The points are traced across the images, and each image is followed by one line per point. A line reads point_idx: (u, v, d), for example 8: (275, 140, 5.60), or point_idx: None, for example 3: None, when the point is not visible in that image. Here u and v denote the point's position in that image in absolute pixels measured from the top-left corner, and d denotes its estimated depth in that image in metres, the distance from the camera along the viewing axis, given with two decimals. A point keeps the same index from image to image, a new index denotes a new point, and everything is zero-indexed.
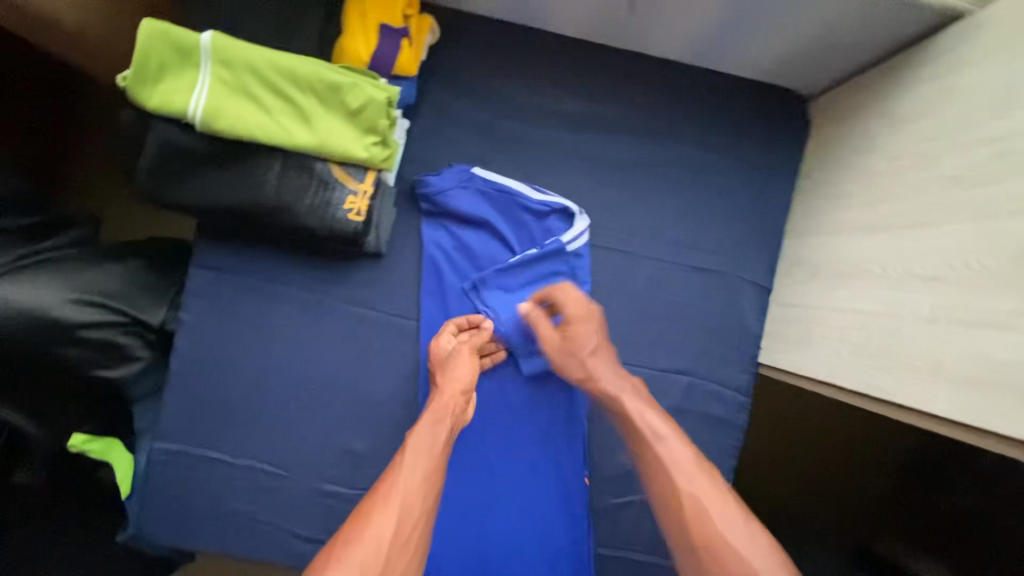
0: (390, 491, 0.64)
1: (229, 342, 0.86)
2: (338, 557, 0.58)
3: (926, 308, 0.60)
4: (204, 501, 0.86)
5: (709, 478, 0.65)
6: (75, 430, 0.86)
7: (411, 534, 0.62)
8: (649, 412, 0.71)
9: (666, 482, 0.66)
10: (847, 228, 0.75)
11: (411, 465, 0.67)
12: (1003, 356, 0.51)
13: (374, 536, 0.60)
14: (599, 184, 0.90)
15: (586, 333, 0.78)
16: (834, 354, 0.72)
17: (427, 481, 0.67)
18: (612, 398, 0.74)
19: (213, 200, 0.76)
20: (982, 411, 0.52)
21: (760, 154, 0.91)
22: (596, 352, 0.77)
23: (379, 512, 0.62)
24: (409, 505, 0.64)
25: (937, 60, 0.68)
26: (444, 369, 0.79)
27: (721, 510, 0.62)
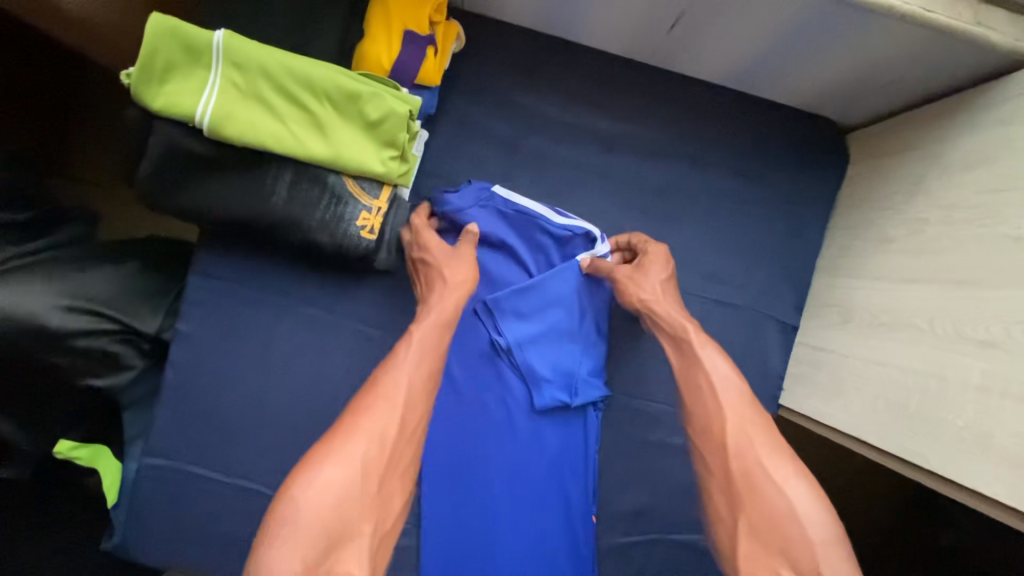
0: (392, 383, 0.62)
1: (228, 355, 0.82)
2: (324, 459, 0.55)
3: (976, 375, 0.56)
4: (194, 521, 0.82)
5: (750, 407, 0.62)
6: (64, 437, 0.81)
7: (410, 434, 0.61)
8: (710, 349, 0.67)
9: (712, 410, 0.63)
10: (888, 274, 0.71)
11: (415, 360, 0.66)
12: None
13: (378, 423, 0.59)
14: (625, 209, 0.86)
15: (662, 266, 0.77)
16: (868, 408, 0.68)
17: (426, 379, 0.65)
18: (677, 320, 0.72)
19: (218, 210, 0.71)
20: None
21: (794, 187, 0.86)
22: (666, 282, 0.77)
23: (382, 401, 0.61)
24: (412, 404, 0.62)
25: (999, 106, 0.63)
26: (446, 267, 0.74)
27: (762, 440, 0.59)
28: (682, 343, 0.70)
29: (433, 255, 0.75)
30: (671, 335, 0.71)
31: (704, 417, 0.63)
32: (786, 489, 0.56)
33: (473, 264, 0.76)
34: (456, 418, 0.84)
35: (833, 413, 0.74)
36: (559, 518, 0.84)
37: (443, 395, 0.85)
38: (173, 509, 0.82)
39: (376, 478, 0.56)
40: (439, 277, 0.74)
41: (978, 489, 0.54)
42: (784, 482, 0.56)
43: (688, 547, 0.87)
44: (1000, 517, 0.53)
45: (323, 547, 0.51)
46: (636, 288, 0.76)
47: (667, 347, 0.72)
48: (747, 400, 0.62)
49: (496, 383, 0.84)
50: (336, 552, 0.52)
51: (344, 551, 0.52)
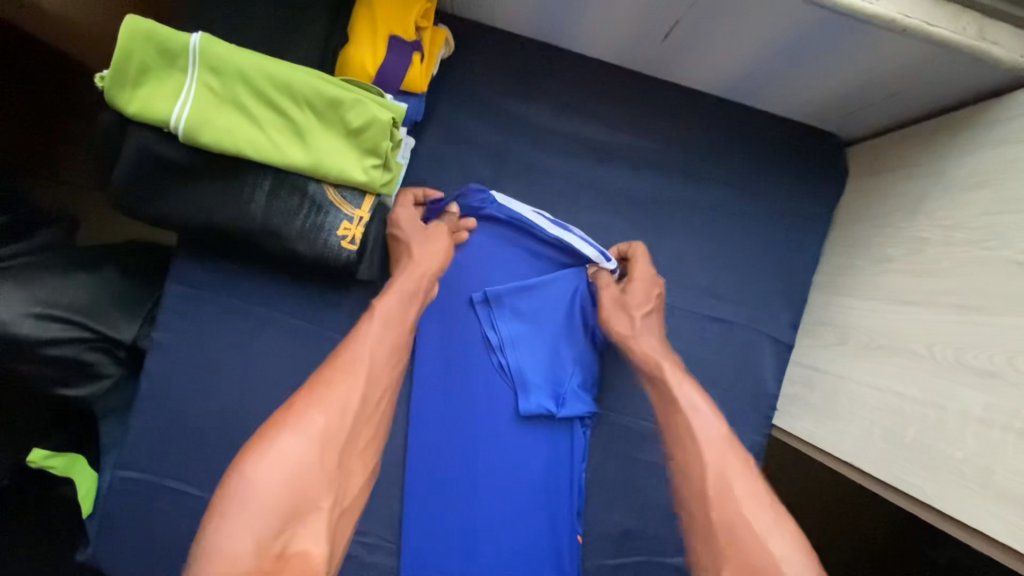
0: (352, 355, 0.59)
1: (204, 365, 0.79)
2: (281, 426, 0.52)
3: (977, 407, 0.54)
4: (165, 537, 0.79)
5: (732, 448, 0.58)
6: (36, 445, 0.81)
7: (370, 406, 0.58)
8: (688, 389, 0.63)
9: (692, 453, 0.58)
10: (886, 295, 0.69)
11: (378, 332, 0.62)
12: None
13: (338, 394, 0.55)
14: (616, 221, 0.83)
15: (646, 296, 0.76)
16: (864, 434, 0.66)
17: (388, 347, 0.62)
18: (656, 354, 0.70)
19: (194, 217, 0.69)
20: None
21: (790, 202, 0.84)
22: (648, 314, 0.75)
23: (345, 372, 0.57)
24: (377, 374, 0.59)
25: (1005, 123, 0.61)
26: (417, 243, 0.72)
27: (746, 486, 0.55)
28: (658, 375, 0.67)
29: (407, 232, 0.73)
30: (647, 366, 0.70)
31: (685, 455, 0.59)
32: (770, 542, 0.51)
33: (446, 246, 0.74)
34: (445, 427, 0.82)
35: (827, 436, 0.72)
36: (543, 536, 0.82)
37: (431, 401, 0.83)
38: (145, 523, 0.79)
39: (336, 450, 0.53)
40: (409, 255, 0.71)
41: (975, 524, 0.51)
42: (767, 533, 0.52)
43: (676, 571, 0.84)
44: (990, 551, 0.50)
45: (279, 521, 0.47)
46: (616, 322, 0.75)
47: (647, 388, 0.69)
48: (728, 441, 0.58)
49: (486, 393, 0.81)
50: (293, 531, 0.48)
51: (302, 526, 0.48)
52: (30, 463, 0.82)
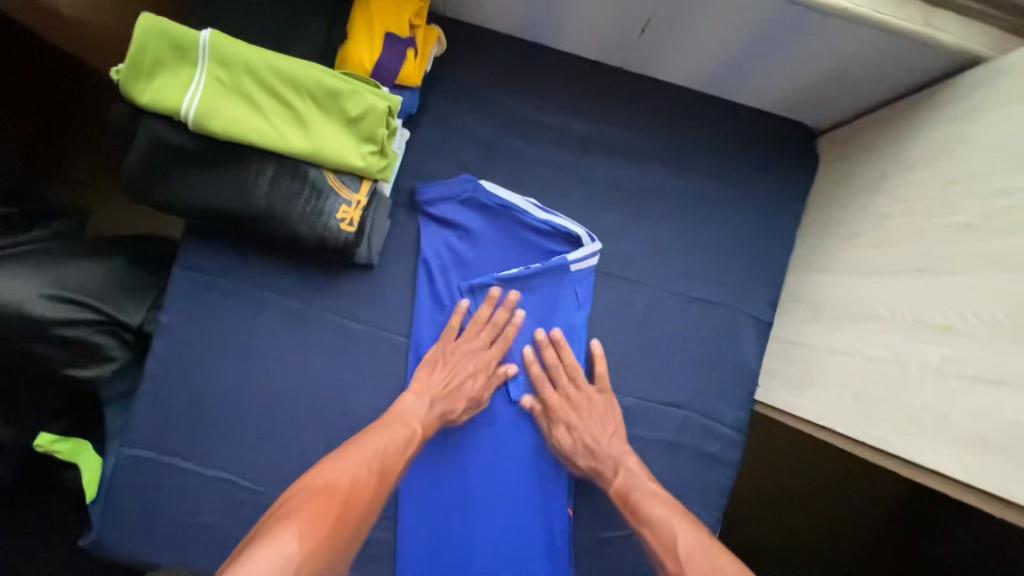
0: (370, 451, 0.71)
1: (208, 346, 0.83)
2: (295, 503, 0.61)
3: (933, 358, 0.57)
4: (169, 514, 0.81)
5: (686, 520, 0.71)
6: (42, 429, 0.84)
7: (375, 496, 0.68)
8: (650, 490, 0.76)
9: (663, 548, 0.68)
10: (854, 268, 0.73)
11: (392, 434, 0.75)
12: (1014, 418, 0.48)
13: (354, 485, 0.66)
14: (602, 207, 0.88)
15: (566, 409, 0.83)
16: (835, 398, 0.70)
17: (400, 450, 0.74)
18: (621, 467, 0.80)
19: (199, 201, 0.73)
20: (994, 477, 0.49)
21: (766, 187, 0.89)
22: (603, 421, 0.83)
23: (356, 460, 0.69)
24: (387, 464, 0.71)
25: (954, 103, 0.66)
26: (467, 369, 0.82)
27: (696, 543, 0.67)
28: (625, 481, 0.78)
29: (468, 363, 0.82)
30: (611, 482, 0.79)
31: (661, 550, 0.68)
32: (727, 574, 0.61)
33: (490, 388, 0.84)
34: None
35: (803, 404, 0.75)
36: (534, 510, 0.85)
37: None
38: (151, 502, 0.81)
39: (346, 528, 0.62)
40: (466, 382, 0.82)
41: (931, 466, 0.55)
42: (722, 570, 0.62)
43: None
44: (944, 489, 0.54)
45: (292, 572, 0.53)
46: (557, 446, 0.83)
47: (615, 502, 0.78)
48: (679, 512, 0.72)
49: None
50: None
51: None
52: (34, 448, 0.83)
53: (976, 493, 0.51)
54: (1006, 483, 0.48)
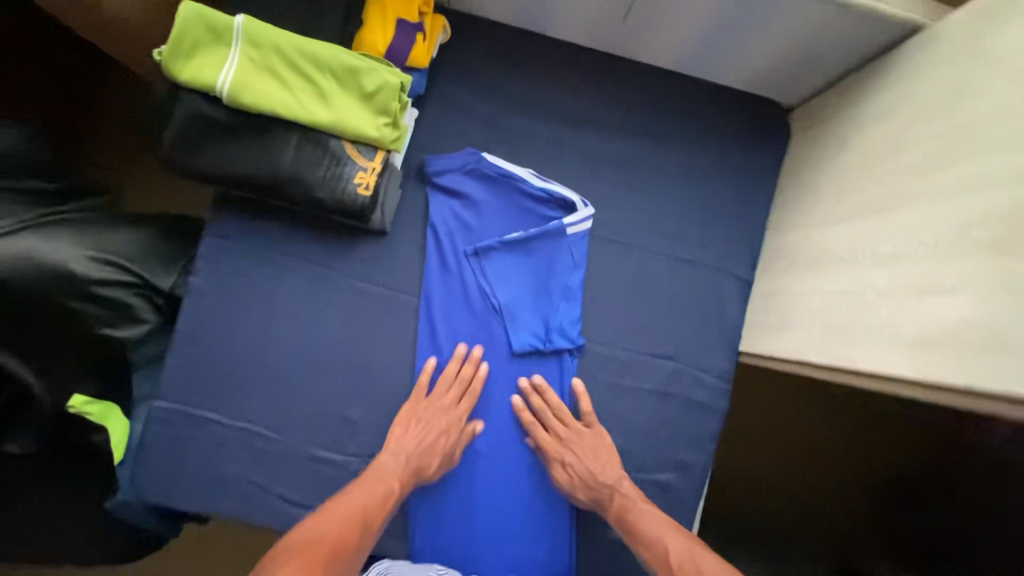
0: (352, 507, 0.77)
1: (233, 305, 0.89)
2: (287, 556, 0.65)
3: (886, 282, 0.65)
4: (198, 462, 0.87)
5: (676, 531, 0.79)
6: (75, 390, 0.90)
7: (357, 549, 0.72)
8: (643, 508, 0.84)
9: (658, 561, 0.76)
10: (822, 220, 0.81)
11: (371, 491, 0.81)
12: (954, 317, 0.55)
13: (340, 533, 0.72)
14: (595, 176, 0.96)
15: (559, 449, 0.90)
16: (807, 334, 0.77)
17: (378, 503, 0.80)
18: (617, 494, 0.87)
19: (230, 169, 0.81)
20: (936, 368, 0.56)
21: (744, 157, 0.97)
22: (592, 456, 0.89)
23: (338, 517, 0.74)
24: (367, 520, 0.76)
25: (899, 68, 0.75)
26: (436, 427, 0.87)
27: (688, 551, 0.75)
28: (621, 506, 0.85)
29: (438, 420, 0.88)
30: (609, 508, 0.86)
31: (656, 563, 0.76)
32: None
33: (461, 444, 0.90)
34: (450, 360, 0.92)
35: (781, 344, 0.83)
36: (534, 452, 0.93)
37: (431, 342, 0.92)
38: (179, 451, 0.87)
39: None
40: (439, 439, 0.87)
41: (886, 371, 0.62)
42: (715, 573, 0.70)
43: (661, 487, 0.93)
44: (898, 390, 0.60)
45: None
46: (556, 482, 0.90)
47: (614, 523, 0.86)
48: (670, 524, 0.80)
49: (484, 331, 0.93)
50: None
51: None
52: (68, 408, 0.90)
53: (917, 386, 0.58)
54: (944, 369, 0.55)
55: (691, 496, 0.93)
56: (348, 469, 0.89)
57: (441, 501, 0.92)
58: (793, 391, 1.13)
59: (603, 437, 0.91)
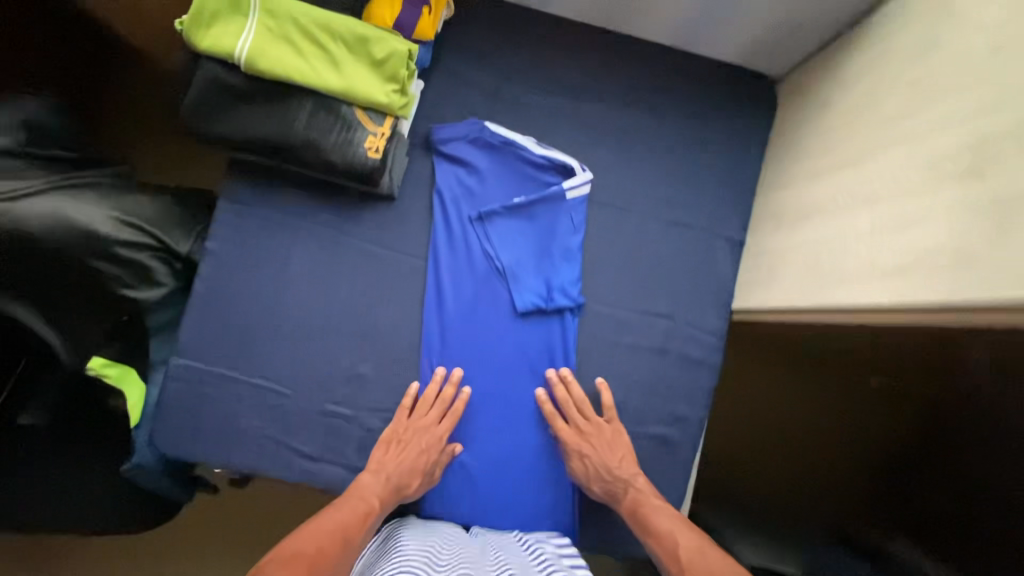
0: (335, 522, 0.76)
1: (249, 267, 0.93)
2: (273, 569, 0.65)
3: (866, 223, 0.69)
4: (215, 416, 0.91)
5: (686, 526, 0.83)
6: (96, 353, 0.93)
7: (344, 559, 0.72)
8: (655, 504, 0.87)
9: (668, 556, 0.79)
10: (808, 177, 0.86)
11: (357, 506, 0.81)
12: (926, 245, 0.59)
13: (327, 543, 0.72)
14: (594, 143, 0.99)
15: (578, 440, 0.93)
16: (795, 281, 0.82)
17: (365, 518, 0.80)
18: (631, 488, 0.90)
19: (247, 134, 0.85)
20: (906, 290, 0.60)
21: (736, 125, 1.01)
22: (608, 453, 0.92)
23: (324, 530, 0.74)
24: (352, 533, 0.76)
25: (877, 32, 0.80)
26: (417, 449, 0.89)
27: (696, 546, 0.78)
28: (634, 500, 0.88)
29: (418, 441, 0.90)
30: (624, 501, 0.90)
31: (667, 557, 0.79)
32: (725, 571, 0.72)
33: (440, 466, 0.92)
34: (457, 320, 0.96)
35: (771, 295, 0.87)
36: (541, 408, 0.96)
37: (438, 303, 0.95)
38: (195, 408, 0.90)
39: None
40: (418, 458, 0.89)
41: (864, 302, 0.66)
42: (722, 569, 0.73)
43: (658, 439, 0.97)
44: (879, 318, 0.65)
45: None
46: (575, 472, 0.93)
47: (626, 516, 0.89)
48: (681, 520, 0.84)
49: (488, 292, 0.97)
50: None
51: None
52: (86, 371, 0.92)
53: (891, 311, 0.63)
54: (915, 291, 0.59)
55: (687, 448, 0.98)
56: (359, 422, 0.93)
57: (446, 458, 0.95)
58: (797, 371, 1.20)
59: (622, 434, 0.94)
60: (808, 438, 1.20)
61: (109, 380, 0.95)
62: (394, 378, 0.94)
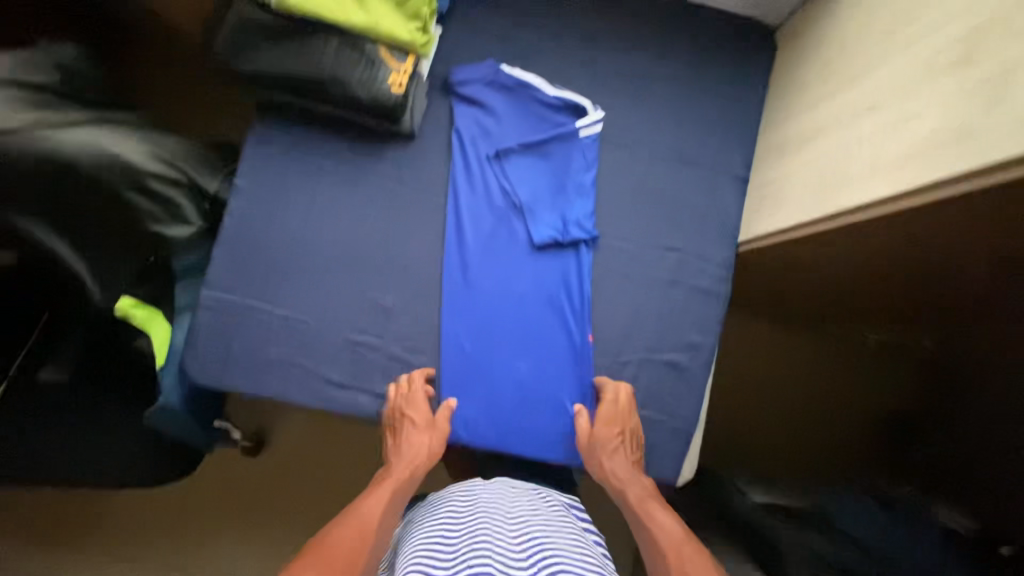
0: (356, 516, 0.79)
1: (276, 203, 0.97)
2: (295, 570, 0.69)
3: (867, 131, 0.75)
4: (247, 344, 0.94)
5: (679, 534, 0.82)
6: (125, 294, 0.99)
7: (368, 546, 0.75)
8: (655, 505, 0.87)
9: (659, 551, 0.78)
10: (809, 106, 0.91)
11: (377, 499, 0.83)
12: (928, 133, 0.65)
13: (349, 542, 0.74)
14: (603, 86, 1.04)
15: (612, 429, 0.93)
16: (800, 200, 0.87)
17: (386, 510, 0.82)
18: (636, 484, 0.91)
19: (279, 70, 0.90)
20: (910, 177, 0.66)
21: (739, 67, 1.06)
22: (619, 445, 0.93)
23: (346, 525, 0.77)
24: (375, 521, 0.79)
25: None
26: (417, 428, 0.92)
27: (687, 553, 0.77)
28: (634, 496, 0.89)
29: (417, 421, 0.92)
30: (625, 491, 0.90)
31: (655, 550, 0.79)
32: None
33: (444, 433, 0.94)
34: (478, 253, 0.99)
35: (778, 218, 0.92)
36: (561, 337, 1.00)
37: (459, 237, 0.99)
38: (227, 337, 0.94)
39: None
40: (419, 436, 0.92)
41: (872, 198, 0.72)
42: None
43: (671, 366, 1.01)
44: (884, 210, 0.70)
45: None
46: (591, 454, 0.93)
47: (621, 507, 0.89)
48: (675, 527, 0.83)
49: (506, 227, 1.01)
50: None
51: None
52: (116, 311, 0.98)
53: (895, 200, 0.69)
54: (914, 179, 0.65)
55: (698, 373, 1.01)
56: (386, 351, 0.96)
57: (468, 387, 0.97)
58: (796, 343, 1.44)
59: (638, 434, 0.97)
60: (805, 403, 1.43)
61: (136, 321, 1.00)
62: (419, 309, 0.98)
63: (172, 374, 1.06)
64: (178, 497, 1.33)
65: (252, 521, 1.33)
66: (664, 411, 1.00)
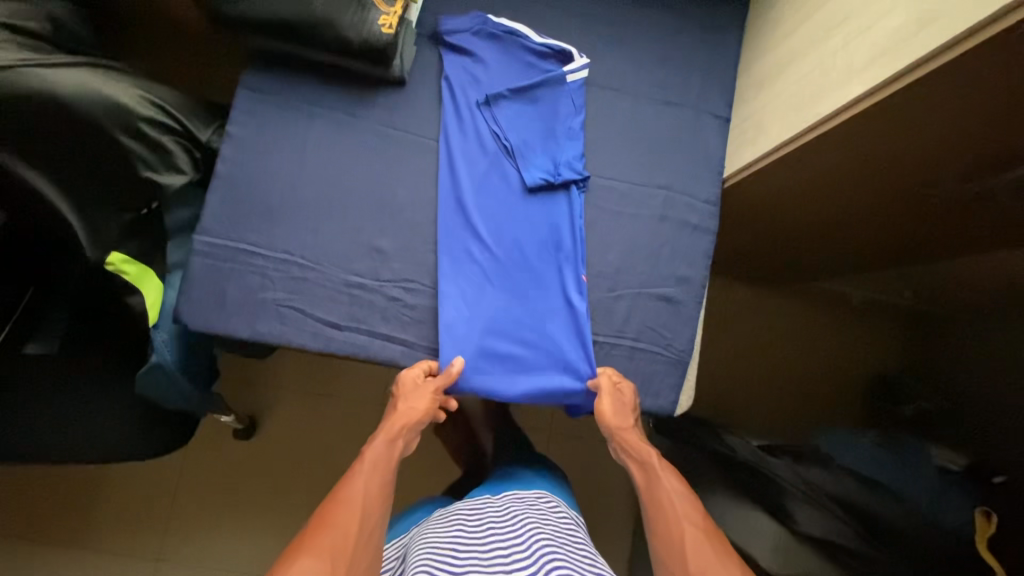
0: (349, 494, 0.79)
1: (269, 150, 0.97)
2: (293, 554, 0.69)
3: (840, 43, 0.79)
4: (239, 291, 0.94)
5: (689, 497, 0.85)
6: (115, 248, 0.90)
7: (365, 522, 0.76)
8: (667, 469, 0.90)
9: (669, 513, 0.82)
10: (781, 39, 0.96)
11: (368, 473, 0.84)
12: (896, 28, 0.69)
13: (344, 519, 0.74)
14: (585, 33, 1.08)
15: (630, 402, 0.97)
16: (779, 123, 0.91)
17: (377, 484, 0.83)
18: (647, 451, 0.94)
19: (271, 12, 0.91)
20: (884, 71, 0.70)
21: (715, 12, 1.11)
22: (637, 420, 0.98)
23: (340, 503, 0.77)
24: (370, 496, 0.80)
25: None
26: (407, 399, 0.94)
27: (693, 515, 0.81)
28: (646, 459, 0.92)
29: (406, 402, 0.95)
30: (638, 457, 0.94)
31: (664, 511, 0.83)
32: (719, 549, 0.75)
33: (430, 398, 0.94)
34: (473, 196, 1.01)
35: (761, 143, 0.95)
36: (557, 275, 1.01)
37: (451, 179, 1.00)
38: (221, 284, 0.94)
39: (342, 556, 0.70)
40: (411, 413, 0.94)
41: (847, 99, 0.75)
42: (714, 545, 0.76)
43: (665, 300, 1.02)
44: (858, 106, 0.74)
45: None
46: (615, 417, 0.95)
47: (635, 467, 0.94)
48: (685, 489, 0.86)
49: (498, 172, 1.03)
50: None
51: None
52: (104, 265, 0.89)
53: (868, 96, 0.73)
54: (885, 71, 0.70)
55: (691, 306, 1.03)
56: (381, 291, 0.97)
57: (462, 325, 0.97)
58: (780, 303, 1.48)
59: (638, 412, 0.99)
60: (795, 358, 1.47)
61: (128, 278, 0.92)
62: (412, 250, 0.98)
63: (165, 331, 0.98)
64: (178, 474, 1.35)
65: (254, 498, 1.35)
66: (658, 344, 1.02)
